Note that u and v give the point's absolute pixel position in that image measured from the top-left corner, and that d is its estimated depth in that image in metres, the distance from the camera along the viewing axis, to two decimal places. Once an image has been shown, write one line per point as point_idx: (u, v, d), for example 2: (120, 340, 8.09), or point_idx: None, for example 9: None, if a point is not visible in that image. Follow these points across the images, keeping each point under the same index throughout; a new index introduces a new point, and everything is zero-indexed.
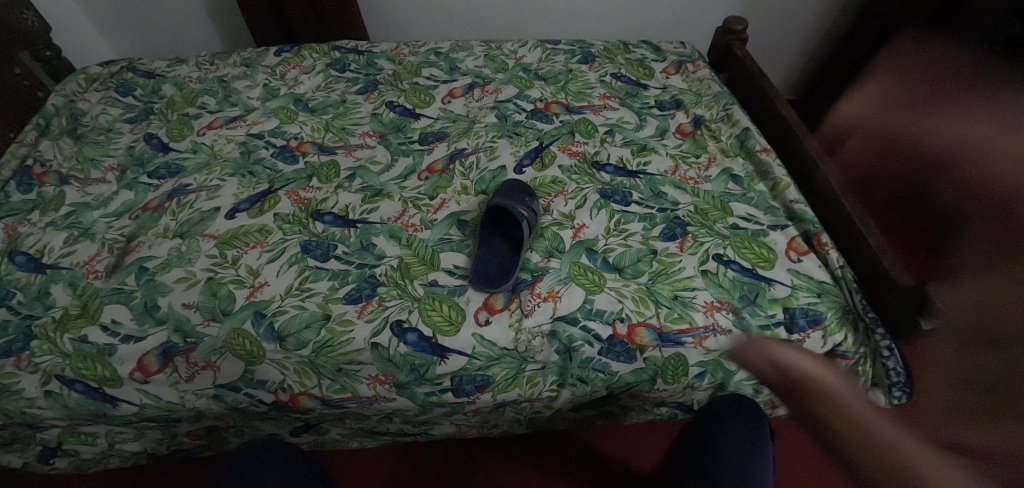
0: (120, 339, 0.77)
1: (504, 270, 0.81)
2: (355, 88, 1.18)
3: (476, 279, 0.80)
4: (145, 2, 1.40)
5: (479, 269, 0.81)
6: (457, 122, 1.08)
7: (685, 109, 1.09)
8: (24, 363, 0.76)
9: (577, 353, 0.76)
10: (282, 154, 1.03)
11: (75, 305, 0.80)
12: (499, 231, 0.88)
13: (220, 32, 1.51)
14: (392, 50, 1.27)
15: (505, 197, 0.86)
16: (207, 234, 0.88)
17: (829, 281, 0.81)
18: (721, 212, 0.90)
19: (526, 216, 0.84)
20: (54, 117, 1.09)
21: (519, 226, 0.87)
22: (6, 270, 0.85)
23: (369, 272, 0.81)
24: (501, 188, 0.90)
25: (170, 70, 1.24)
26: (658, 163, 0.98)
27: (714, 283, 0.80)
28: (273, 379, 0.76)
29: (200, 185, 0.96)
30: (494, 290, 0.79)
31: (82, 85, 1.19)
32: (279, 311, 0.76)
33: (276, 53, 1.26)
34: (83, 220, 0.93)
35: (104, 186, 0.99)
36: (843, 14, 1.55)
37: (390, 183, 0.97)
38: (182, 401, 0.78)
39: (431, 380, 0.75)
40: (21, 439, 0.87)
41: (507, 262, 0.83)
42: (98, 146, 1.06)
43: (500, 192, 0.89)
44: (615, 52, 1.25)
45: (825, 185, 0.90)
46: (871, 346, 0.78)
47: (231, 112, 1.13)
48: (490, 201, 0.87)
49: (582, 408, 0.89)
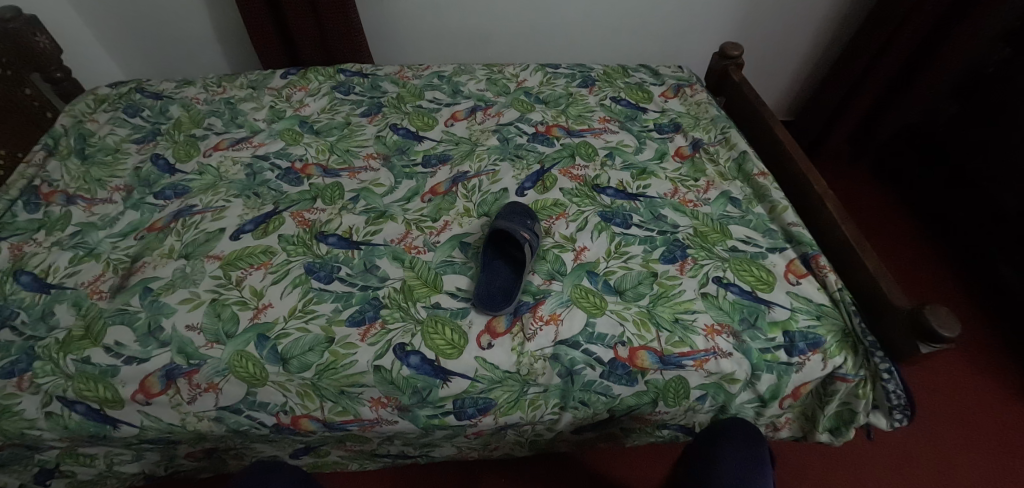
0: (123, 360, 0.77)
1: (507, 294, 0.82)
2: (359, 110, 1.20)
3: (479, 302, 0.81)
4: (153, 25, 1.43)
5: (481, 292, 0.82)
6: (460, 145, 1.10)
7: (684, 133, 1.11)
8: (26, 384, 0.77)
9: (580, 376, 0.76)
10: (287, 175, 1.04)
11: (79, 326, 0.81)
12: (503, 254, 0.90)
13: (226, 54, 1.53)
14: (395, 73, 1.30)
15: (507, 221, 0.88)
16: (211, 255, 0.88)
17: (828, 304, 0.82)
18: (720, 234, 0.91)
19: (528, 239, 0.85)
20: (63, 138, 1.11)
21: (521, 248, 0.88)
22: (12, 289, 0.86)
23: (372, 294, 0.82)
24: (503, 211, 0.91)
25: (178, 91, 1.26)
26: (657, 186, 1.00)
27: (714, 306, 0.81)
28: (275, 401, 0.77)
29: (205, 206, 0.97)
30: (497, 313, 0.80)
31: (91, 105, 1.20)
32: (282, 334, 0.77)
33: (282, 76, 1.28)
34: (88, 239, 0.94)
35: (110, 206, 1.00)
36: (837, 40, 1.59)
37: (393, 204, 0.98)
38: (183, 423, 0.79)
39: (433, 402, 0.76)
40: (17, 460, 0.86)
41: (509, 286, 0.84)
42: (105, 166, 1.07)
43: (502, 215, 0.90)
44: (615, 76, 1.28)
45: (822, 208, 0.91)
46: (871, 368, 0.78)
47: (237, 133, 1.15)
48: (493, 224, 0.88)
49: (583, 431, 0.89)
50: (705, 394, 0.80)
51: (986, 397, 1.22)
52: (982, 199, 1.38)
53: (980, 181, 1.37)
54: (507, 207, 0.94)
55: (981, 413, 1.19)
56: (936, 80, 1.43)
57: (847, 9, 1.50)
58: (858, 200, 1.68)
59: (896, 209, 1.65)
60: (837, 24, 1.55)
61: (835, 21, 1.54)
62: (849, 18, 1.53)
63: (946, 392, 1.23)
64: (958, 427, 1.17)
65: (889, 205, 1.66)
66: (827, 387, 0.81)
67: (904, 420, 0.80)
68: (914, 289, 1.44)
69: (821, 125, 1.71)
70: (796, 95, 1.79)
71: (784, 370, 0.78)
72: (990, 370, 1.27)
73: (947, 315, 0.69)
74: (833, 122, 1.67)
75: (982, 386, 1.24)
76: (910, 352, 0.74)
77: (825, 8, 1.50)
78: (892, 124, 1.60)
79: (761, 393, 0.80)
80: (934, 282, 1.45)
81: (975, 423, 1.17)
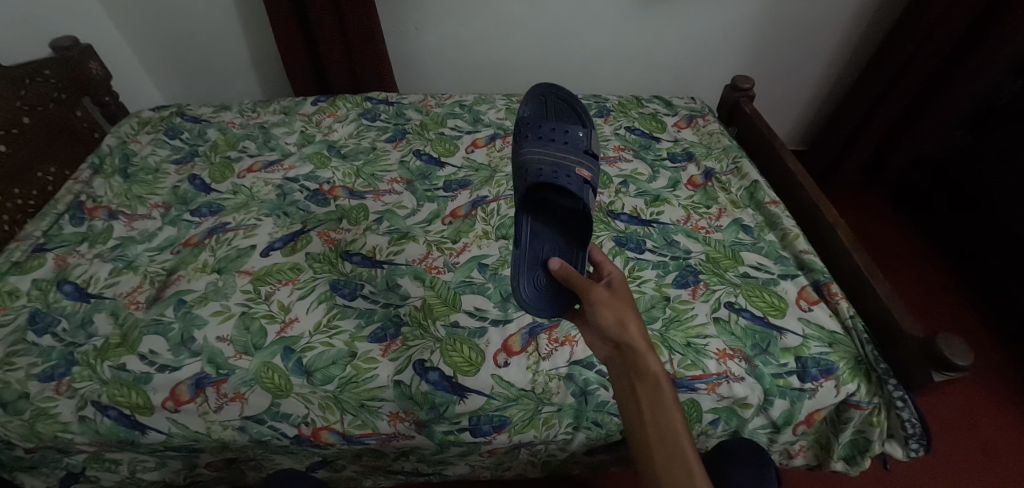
0: (156, 368, 0.80)
1: (563, 239, 0.81)
2: (385, 137, 1.26)
3: (529, 259, 0.78)
4: (196, 54, 1.53)
5: (529, 235, 0.80)
6: (480, 171, 1.15)
7: (697, 162, 1.15)
8: (64, 388, 0.80)
9: (593, 397, 0.78)
10: (315, 196, 1.09)
11: (116, 335, 0.85)
12: (547, 192, 0.84)
13: (261, 81, 1.62)
14: (419, 102, 1.37)
15: (537, 148, 0.84)
16: (243, 270, 0.93)
17: (840, 332, 0.82)
18: (732, 260, 0.94)
19: (575, 177, 0.81)
20: (108, 157, 1.18)
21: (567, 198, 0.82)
22: (55, 298, 0.91)
23: (394, 312, 0.86)
24: (528, 123, 0.89)
25: (216, 116, 1.33)
26: (670, 212, 1.02)
27: (727, 331, 0.82)
28: (298, 413, 0.79)
29: (238, 223, 1.03)
30: (560, 290, 0.74)
31: (135, 127, 1.28)
32: (307, 347, 0.81)
33: (313, 102, 1.36)
34: (128, 253, 0.99)
35: (149, 222, 1.06)
36: (844, 75, 1.64)
37: (415, 226, 1.02)
38: (209, 431, 0.81)
39: (450, 418, 0.78)
40: (47, 463, 0.90)
41: (558, 250, 0.80)
42: (146, 185, 1.14)
43: (520, 135, 0.88)
44: (629, 106, 1.33)
45: (834, 239, 0.93)
46: (885, 396, 0.78)
47: (270, 156, 1.21)
48: (528, 184, 0.79)
49: (596, 452, 0.88)
50: (718, 419, 0.81)
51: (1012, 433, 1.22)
52: (1002, 231, 1.40)
53: (999, 213, 1.40)
54: (539, 108, 0.97)
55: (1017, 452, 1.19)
56: (947, 113, 1.47)
57: (854, 46, 1.56)
58: (871, 230, 1.70)
59: (912, 237, 1.67)
60: (844, 61, 1.60)
61: (843, 56, 1.59)
62: (856, 54, 1.58)
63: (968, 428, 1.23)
64: (984, 458, 1.18)
65: (903, 233, 1.68)
66: (841, 414, 0.81)
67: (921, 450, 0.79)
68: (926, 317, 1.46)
69: (834, 156, 1.73)
70: (806, 128, 1.83)
71: (797, 396, 0.78)
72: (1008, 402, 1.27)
73: (960, 344, 0.68)
74: (845, 152, 1.69)
75: (1006, 421, 1.24)
76: (924, 382, 0.73)
77: (832, 43, 1.56)
78: (904, 155, 1.63)
79: (774, 419, 0.80)
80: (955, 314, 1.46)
81: (998, 463, 1.17)
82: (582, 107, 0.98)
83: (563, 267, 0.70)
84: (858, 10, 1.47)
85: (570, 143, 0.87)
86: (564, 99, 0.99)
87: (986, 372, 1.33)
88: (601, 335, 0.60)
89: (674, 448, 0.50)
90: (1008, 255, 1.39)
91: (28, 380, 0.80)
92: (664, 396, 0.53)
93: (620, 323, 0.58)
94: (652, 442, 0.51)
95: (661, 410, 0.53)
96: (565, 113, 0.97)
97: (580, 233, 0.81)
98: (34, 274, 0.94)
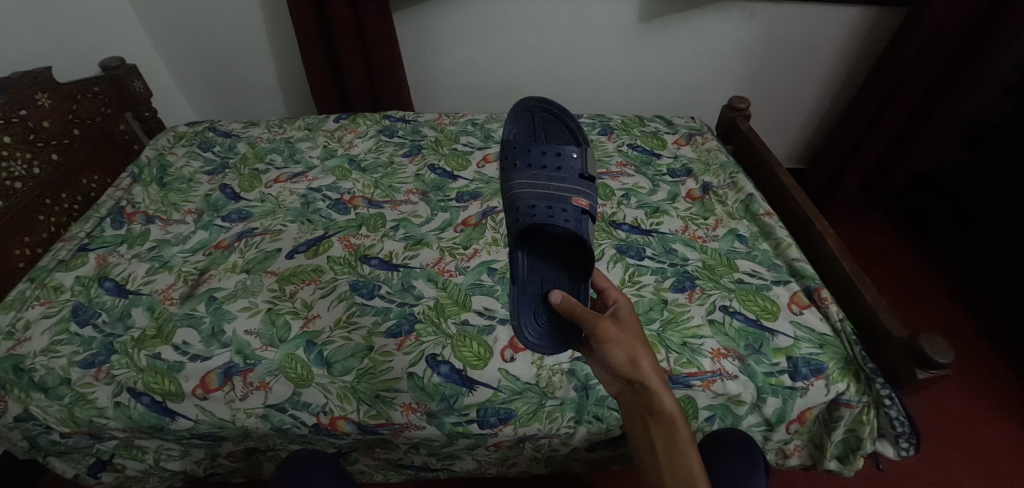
0: (189, 358, 0.86)
1: (561, 259, 0.84)
2: (402, 151, 1.34)
3: (530, 290, 0.81)
4: (227, 73, 1.64)
5: (527, 270, 0.83)
6: (490, 183, 1.22)
7: (695, 176, 1.21)
8: (103, 375, 0.86)
9: (594, 391, 0.83)
10: (337, 205, 1.17)
11: (151, 327, 0.91)
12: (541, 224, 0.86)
13: (286, 100, 1.73)
14: (434, 120, 1.46)
15: (528, 179, 0.87)
16: (270, 271, 1.01)
17: (830, 334, 0.87)
18: (727, 267, 0.99)
19: (570, 209, 0.83)
20: (146, 168, 1.28)
21: (561, 231, 0.84)
22: (96, 293, 0.98)
23: (409, 310, 0.92)
24: (517, 148, 0.91)
25: (245, 131, 1.43)
26: (669, 223, 1.09)
27: (721, 332, 0.87)
28: (317, 402, 0.84)
29: (265, 228, 1.11)
30: (562, 325, 0.77)
31: (171, 141, 1.38)
32: (328, 341, 0.87)
33: (335, 120, 1.46)
34: (163, 254, 1.07)
35: (183, 226, 1.14)
36: (838, 98, 1.72)
37: (429, 233, 1.09)
38: (233, 419, 0.86)
39: (459, 409, 0.83)
40: (79, 449, 0.94)
41: (557, 281, 0.82)
42: (180, 193, 1.22)
43: (510, 163, 0.90)
44: (632, 125, 1.40)
45: (823, 248, 0.99)
46: (873, 395, 0.81)
47: (294, 169, 1.29)
48: (522, 226, 0.81)
49: (597, 449, 0.93)
50: (713, 415, 0.86)
51: (999, 434, 1.26)
52: (998, 248, 1.45)
53: (995, 229, 1.45)
54: (528, 128, 1.00)
55: (1000, 451, 1.23)
56: (939, 135, 1.54)
57: (846, 70, 1.64)
58: (870, 247, 1.74)
59: (912, 254, 1.71)
60: (837, 84, 1.68)
61: (838, 80, 1.67)
62: (850, 77, 1.66)
63: (956, 431, 1.27)
64: (981, 467, 1.20)
65: (903, 250, 1.72)
66: (833, 413, 0.84)
67: (911, 449, 0.82)
68: (919, 325, 1.50)
69: (830, 176, 1.79)
70: (805, 149, 1.90)
71: (789, 394, 0.82)
72: (995, 406, 1.32)
73: (942, 343, 0.72)
74: (842, 172, 1.75)
75: (988, 419, 1.29)
76: (909, 379, 0.77)
77: (826, 67, 1.64)
78: (901, 174, 1.69)
79: (767, 417, 0.84)
80: (947, 322, 1.51)
81: (993, 470, 1.20)
82: (574, 120, 1.01)
83: (567, 301, 0.70)
84: (848, 37, 1.55)
85: (562, 168, 0.89)
86: (553, 112, 1.02)
87: (971, 375, 1.38)
88: (612, 369, 0.63)
89: (683, 474, 0.58)
90: (1006, 269, 1.43)
91: (70, 366, 0.87)
92: (678, 428, 0.60)
93: (631, 362, 0.61)
94: (664, 470, 0.59)
95: (671, 442, 0.60)
96: (554, 128, 1.00)
97: (577, 256, 0.83)
98: (78, 271, 1.02)
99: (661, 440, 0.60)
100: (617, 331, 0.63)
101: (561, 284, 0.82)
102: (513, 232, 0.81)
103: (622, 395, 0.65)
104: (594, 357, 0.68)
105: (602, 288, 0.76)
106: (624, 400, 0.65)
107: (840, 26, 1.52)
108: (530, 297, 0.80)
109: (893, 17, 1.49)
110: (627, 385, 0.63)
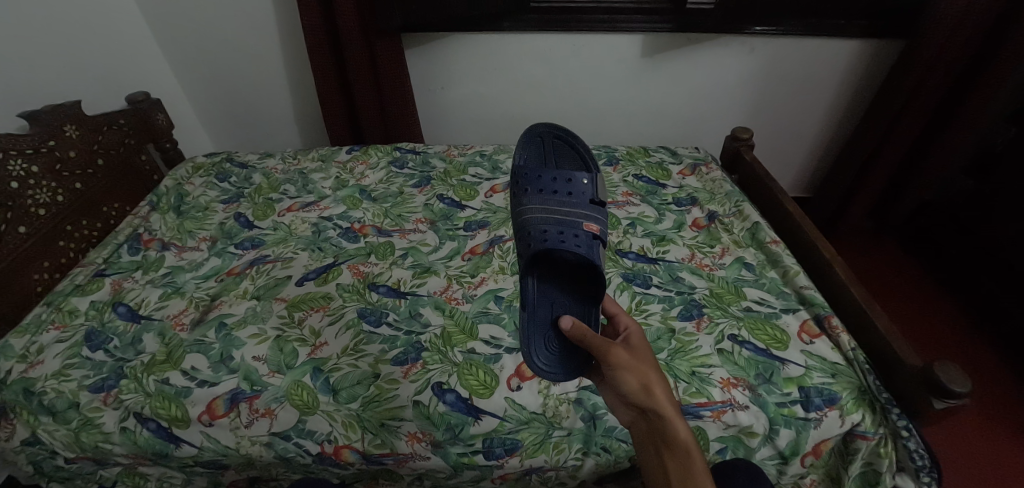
0: (196, 383, 0.87)
1: (571, 284, 0.85)
2: (411, 182, 1.37)
3: (540, 316, 0.81)
4: (244, 107, 1.70)
5: (537, 295, 0.83)
6: (497, 213, 1.24)
7: (700, 206, 1.22)
8: (111, 399, 0.86)
9: (601, 421, 0.82)
10: (347, 234, 1.19)
11: (162, 352, 0.92)
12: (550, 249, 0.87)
13: (301, 132, 1.78)
14: (443, 152, 1.50)
15: (539, 204, 0.88)
16: (279, 298, 1.02)
17: (842, 363, 0.85)
18: (734, 295, 0.99)
19: (581, 234, 0.84)
20: (165, 196, 1.32)
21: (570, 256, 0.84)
22: (110, 318, 1.00)
23: (415, 338, 0.92)
24: (528, 174, 0.93)
25: (261, 162, 1.48)
26: (675, 251, 1.09)
27: (730, 361, 0.86)
28: (322, 430, 0.84)
29: (276, 256, 1.13)
30: (572, 351, 0.77)
31: (189, 171, 1.43)
32: (334, 368, 0.88)
33: (347, 151, 1.50)
34: (177, 280, 1.09)
35: (197, 253, 1.17)
36: (841, 128, 1.74)
37: (437, 261, 1.10)
38: (237, 446, 0.85)
39: (464, 439, 0.82)
40: (83, 475, 0.94)
41: (566, 306, 0.83)
42: (196, 221, 1.26)
43: (521, 189, 0.92)
44: (637, 156, 1.43)
45: (833, 277, 0.98)
46: (890, 427, 0.79)
47: (307, 198, 1.33)
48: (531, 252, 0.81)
49: (606, 483, 0.91)
50: (725, 448, 0.84)
51: None
52: (1013, 277, 1.42)
53: (1009, 258, 1.42)
54: (538, 154, 1.02)
55: None
56: (944, 163, 1.54)
57: (848, 101, 1.67)
58: (882, 277, 1.72)
59: (926, 283, 1.68)
60: (840, 115, 1.71)
61: (840, 110, 1.69)
62: (852, 107, 1.68)
63: (981, 468, 1.21)
64: None
65: (916, 280, 1.70)
66: (848, 445, 0.82)
67: None
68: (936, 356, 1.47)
69: (837, 206, 1.79)
70: (811, 178, 1.91)
71: (802, 426, 0.80)
72: (1016, 437, 1.27)
73: (957, 371, 0.71)
74: (848, 202, 1.75)
75: (1012, 452, 1.24)
76: (926, 409, 0.75)
77: (828, 98, 1.67)
78: (909, 203, 1.69)
79: (781, 449, 0.82)
80: (965, 352, 1.47)
81: None
82: (583, 145, 1.04)
83: (576, 325, 0.70)
84: (848, 69, 1.58)
85: (572, 193, 0.91)
86: (563, 139, 1.05)
87: (993, 406, 1.34)
88: (625, 397, 0.63)
89: None
90: None
91: (79, 390, 0.87)
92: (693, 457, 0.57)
93: (645, 389, 0.61)
94: None
95: (685, 471, 0.57)
96: (565, 156, 1.03)
97: (588, 280, 0.84)
98: (93, 296, 1.04)
99: (675, 467, 0.58)
100: (629, 357, 0.64)
101: (571, 310, 0.82)
102: (524, 257, 0.81)
103: (634, 424, 0.65)
104: (607, 387, 0.68)
105: (613, 314, 0.77)
106: (638, 430, 0.64)
107: (839, 59, 1.56)
108: (540, 323, 0.80)
109: (891, 50, 1.53)
110: (640, 413, 0.63)
